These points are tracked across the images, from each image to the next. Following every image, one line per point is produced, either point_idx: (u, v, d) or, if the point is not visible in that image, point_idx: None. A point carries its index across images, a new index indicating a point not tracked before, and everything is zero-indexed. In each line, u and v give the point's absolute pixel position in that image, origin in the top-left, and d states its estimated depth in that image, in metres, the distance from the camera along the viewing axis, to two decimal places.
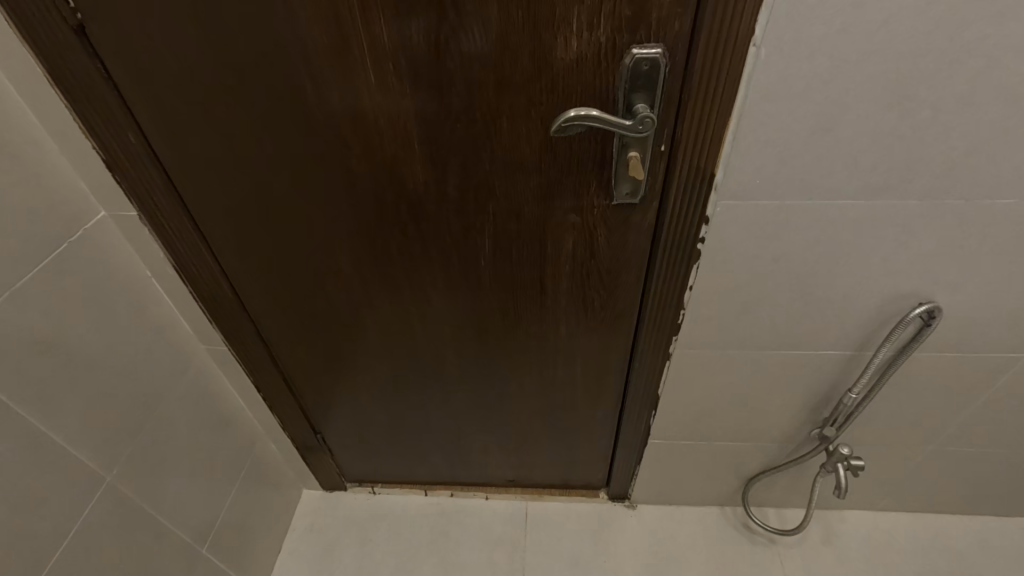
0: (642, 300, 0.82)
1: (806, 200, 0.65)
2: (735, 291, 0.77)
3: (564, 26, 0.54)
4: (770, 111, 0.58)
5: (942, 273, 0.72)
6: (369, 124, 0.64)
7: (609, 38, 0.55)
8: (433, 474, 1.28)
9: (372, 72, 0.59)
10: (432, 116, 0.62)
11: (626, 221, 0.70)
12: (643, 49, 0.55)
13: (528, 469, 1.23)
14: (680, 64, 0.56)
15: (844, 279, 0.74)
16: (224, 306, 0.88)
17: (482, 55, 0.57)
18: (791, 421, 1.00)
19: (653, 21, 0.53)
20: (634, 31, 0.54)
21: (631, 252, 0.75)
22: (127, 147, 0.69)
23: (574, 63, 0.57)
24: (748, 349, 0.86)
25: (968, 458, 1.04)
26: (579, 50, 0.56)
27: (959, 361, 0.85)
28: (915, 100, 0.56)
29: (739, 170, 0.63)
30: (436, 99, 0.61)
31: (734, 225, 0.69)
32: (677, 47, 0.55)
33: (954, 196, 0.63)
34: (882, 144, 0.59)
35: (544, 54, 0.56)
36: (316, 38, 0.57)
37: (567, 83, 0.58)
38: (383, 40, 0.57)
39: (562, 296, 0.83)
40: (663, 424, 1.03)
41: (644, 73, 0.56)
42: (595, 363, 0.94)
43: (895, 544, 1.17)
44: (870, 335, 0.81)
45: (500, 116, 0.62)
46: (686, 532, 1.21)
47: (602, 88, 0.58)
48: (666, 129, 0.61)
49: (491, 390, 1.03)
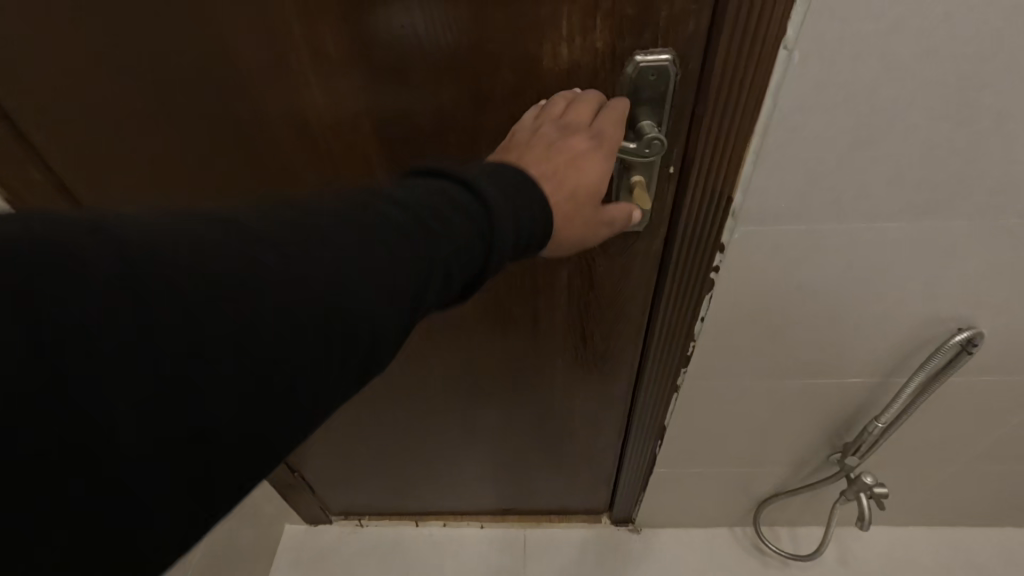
0: (647, 330, 0.73)
1: (838, 224, 0.56)
2: (751, 318, 0.69)
3: (552, 29, 0.44)
4: (800, 124, 0.48)
5: (987, 296, 0.63)
6: (322, 148, 0.53)
7: (609, 42, 0.44)
8: (424, 505, 1.20)
9: (320, 91, 0.49)
10: (397, 138, 0.52)
11: (629, 251, 0.61)
12: (649, 55, 0.45)
13: (525, 496, 1.16)
14: (694, 72, 0.46)
15: (876, 305, 0.65)
16: None
17: (453, 68, 0.47)
18: (808, 446, 0.92)
19: (662, 20, 0.43)
20: (637, 33, 0.44)
21: (636, 282, 0.65)
22: (32, 181, 0.59)
23: (566, 74, 0.47)
24: (763, 377, 0.78)
25: (995, 475, 0.97)
26: (573, 58, 0.45)
27: (996, 384, 0.77)
28: (977, 108, 0.46)
29: (761, 192, 0.54)
30: (402, 120, 0.51)
31: (753, 252, 0.60)
32: (691, 51, 0.45)
33: (1010, 213, 0.54)
34: (932, 159, 0.50)
35: (529, 64, 0.46)
36: (244, 51, 0.46)
37: (557, 98, 0.48)
38: (329, 51, 0.46)
39: (558, 328, 0.74)
40: (670, 451, 0.95)
41: (650, 84, 0.46)
42: (594, 393, 0.86)
43: (914, 562, 1.11)
44: (900, 361, 0.73)
45: (476, 138, 0.52)
46: (694, 557, 1.14)
47: (599, 102, 0.48)
48: (676, 149, 0.51)
49: (481, 420, 0.94)
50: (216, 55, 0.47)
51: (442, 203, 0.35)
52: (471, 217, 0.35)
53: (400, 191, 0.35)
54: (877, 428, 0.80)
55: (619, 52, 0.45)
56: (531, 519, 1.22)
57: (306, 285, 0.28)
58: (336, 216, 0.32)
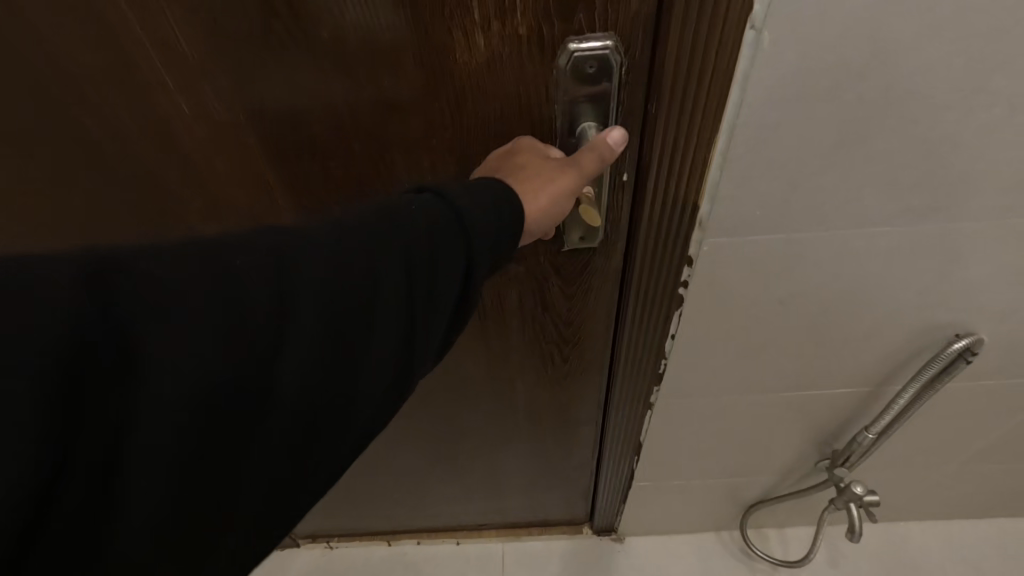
0: (614, 350, 0.65)
1: (822, 232, 0.48)
2: (728, 334, 0.62)
3: (462, 13, 0.35)
4: (776, 120, 0.40)
5: (988, 301, 0.56)
6: (201, 170, 0.44)
7: (535, 27, 0.36)
8: (395, 524, 1.14)
9: (184, 99, 0.39)
10: (293, 152, 0.43)
11: (583, 269, 0.53)
12: (585, 42, 0.36)
13: (501, 511, 1.10)
14: (644, 62, 0.37)
15: (866, 316, 0.58)
16: None
17: (345, 64, 0.37)
18: (795, 455, 0.86)
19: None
20: (568, 14, 0.35)
21: (594, 302, 0.57)
22: None
23: (485, 68, 0.38)
24: (745, 392, 0.71)
25: (991, 473, 0.91)
26: (491, 49, 0.37)
27: (994, 388, 0.71)
28: (988, 96, 0.38)
29: (732, 200, 0.46)
30: (292, 130, 0.41)
31: (726, 265, 0.52)
32: (637, 36, 0.36)
33: (1019, 213, 0.47)
34: (930, 156, 0.42)
35: (438, 57, 0.37)
36: (71, 55, 0.36)
37: (479, 98, 0.40)
38: (184, 49, 0.36)
39: (514, 351, 0.66)
40: (649, 466, 0.89)
41: (590, 79, 0.37)
42: (563, 413, 0.79)
43: (905, 560, 1.07)
44: (893, 370, 0.66)
45: (388, 147, 0.43)
46: (681, 566, 1.09)
47: (531, 101, 0.40)
48: (630, 156, 0.42)
49: (444, 445, 0.87)
50: (39, 60, 0.37)
51: (442, 227, 0.33)
52: (466, 249, 0.34)
53: (402, 208, 0.34)
54: (866, 438, 0.74)
55: (548, 39, 0.36)
56: (510, 532, 1.16)
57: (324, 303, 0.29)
58: (333, 246, 0.30)
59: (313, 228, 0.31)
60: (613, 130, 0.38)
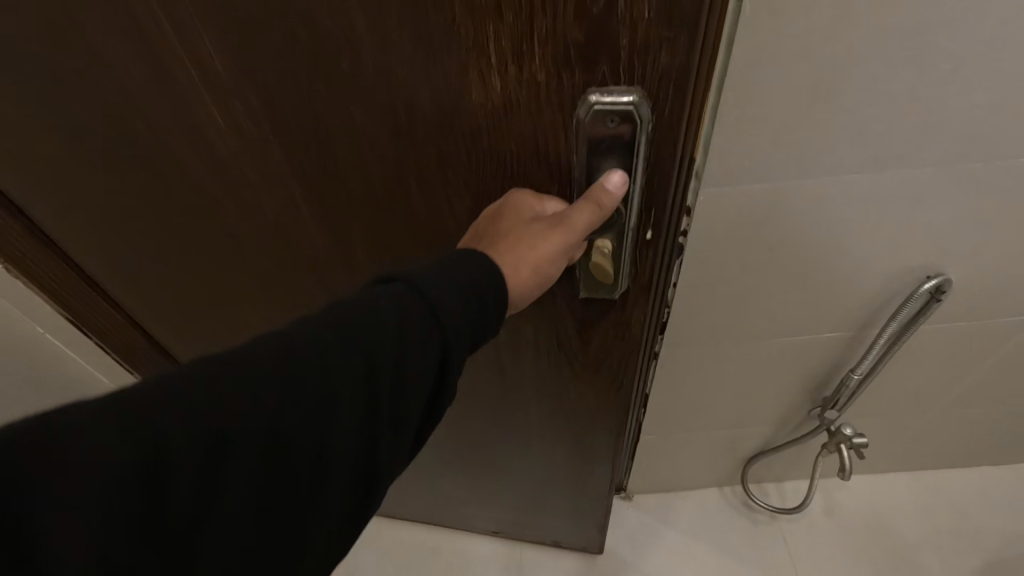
0: (625, 387, 0.68)
1: (801, 180, 0.55)
2: (723, 283, 0.69)
3: (479, 56, 0.36)
4: (760, 81, 0.47)
5: (954, 243, 0.63)
6: (236, 176, 0.48)
7: (554, 75, 0.36)
8: (410, 512, 1.20)
9: (219, 114, 0.43)
10: (311, 166, 0.46)
11: (610, 320, 0.56)
12: (605, 95, 0.36)
13: (517, 527, 1.15)
14: (671, 112, 0.37)
15: (846, 259, 0.65)
16: (134, 346, 0.76)
17: (363, 92, 0.39)
18: (791, 403, 0.93)
19: (623, 49, 0.34)
20: (590, 66, 0.35)
21: (608, 347, 0.60)
22: None
23: (502, 110, 0.38)
24: (742, 340, 0.78)
25: (972, 418, 0.99)
26: (508, 92, 0.37)
27: (968, 329, 0.78)
28: (935, 53, 0.45)
29: (723, 153, 0.53)
30: (310, 149, 0.45)
31: (721, 213, 0.60)
32: (663, 89, 0.36)
33: (972, 157, 0.54)
34: (893, 109, 0.49)
35: (453, 95, 0.38)
36: (128, 68, 0.41)
37: (495, 139, 0.40)
38: (217, 67, 0.40)
39: (528, 378, 0.70)
40: (654, 418, 0.96)
41: (612, 131, 0.38)
42: (578, 443, 0.81)
43: (898, 507, 1.13)
44: (873, 313, 0.73)
45: (404, 171, 0.45)
46: (686, 521, 1.16)
47: (549, 146, 0.40)
48: (655, 210, 0.44)
49: (465, 452, 0.92)
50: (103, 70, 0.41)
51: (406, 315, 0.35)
52: (437, 342, 0.35)
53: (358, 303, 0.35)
54: (852, 380, 0.81)
55: (573, 88, 0.37)
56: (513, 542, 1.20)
57: (270, 429, 0.32)
58: (280, 367, 0.32)
59: (264, 347, 0.33)
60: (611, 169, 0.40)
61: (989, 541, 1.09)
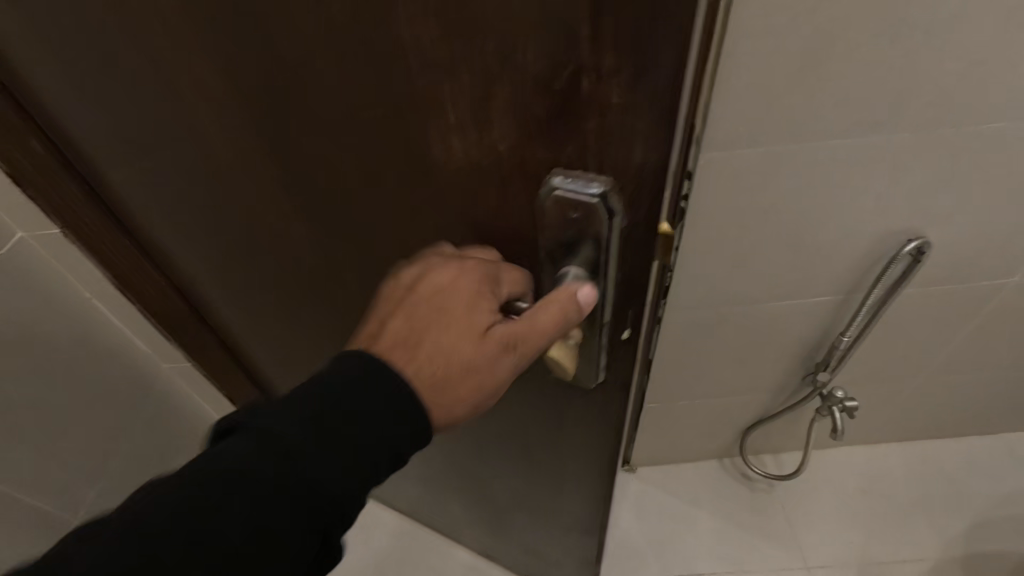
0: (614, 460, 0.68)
1: (790, 145, 0.61)
2: (723, 248, 0.75)
3: (443, 113, 0.37)
4: (753, 50, 0.53)
5: (931, 207, 0.69)
6: (238, 183, 0.51)
7: (518, 143, 0.37)
8: (415, 507, 1.24)
9: (218, 125, 0.46)
10: (299, 185, 0.48)
11: (594, 393, 0.57)
12: (572, 183, 0.38)
13: (505, 553, 1.17)
14: (639, 204, 0.38)
15: (835, 221, 0.71)
16: (180, 322, 0.79)
17: (339, 127, 0.42)
18: (786, 370, 0.99)
19: (590, 130, 0.35)
20: (557, 143, 0.36)
21: (598, 418, 0.61)
22: (48, 177, 0.60)
23: (470, 169, 0.40)
24: (740, 303, 0.84)
25: (956, 384, 1.04)
26: (473, 153, 0.39)
27: (949, 293, 0.84)
28: (906, 25, 0.51)
29: (721, 120, 0.59)
30: (300, 176, 0.47)
31: (721, 177, 0.65)
32: (633, 179, 0.37)
33: (945, 123, 0.60)
34: (872, 77, 0.55)
35: (421, 146, 0.40)
36: None
37: (464, 195, 0.42)
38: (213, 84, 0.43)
39: (511, 428, 0.72)
40: (657, 386, 1.02)
41: (578, 219, 0.39)
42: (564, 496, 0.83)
43: (890, 475, 1.19)
44: (861, 277, 0.79)
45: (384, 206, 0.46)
46: (687, 488, 1.21)
47: (520, 215, 0.42)
48: (626, 304, 0.46)
49: (460, 473, 0.95)
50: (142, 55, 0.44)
51: (280, 448, 0.35)
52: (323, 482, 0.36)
53: (229, 444, 0.36)
54: (843, 343, 0.87)
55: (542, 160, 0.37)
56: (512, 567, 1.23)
57: None
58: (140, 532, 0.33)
59: (133, 514, 0.34)
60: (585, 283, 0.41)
61: (977, 505, 1.15)
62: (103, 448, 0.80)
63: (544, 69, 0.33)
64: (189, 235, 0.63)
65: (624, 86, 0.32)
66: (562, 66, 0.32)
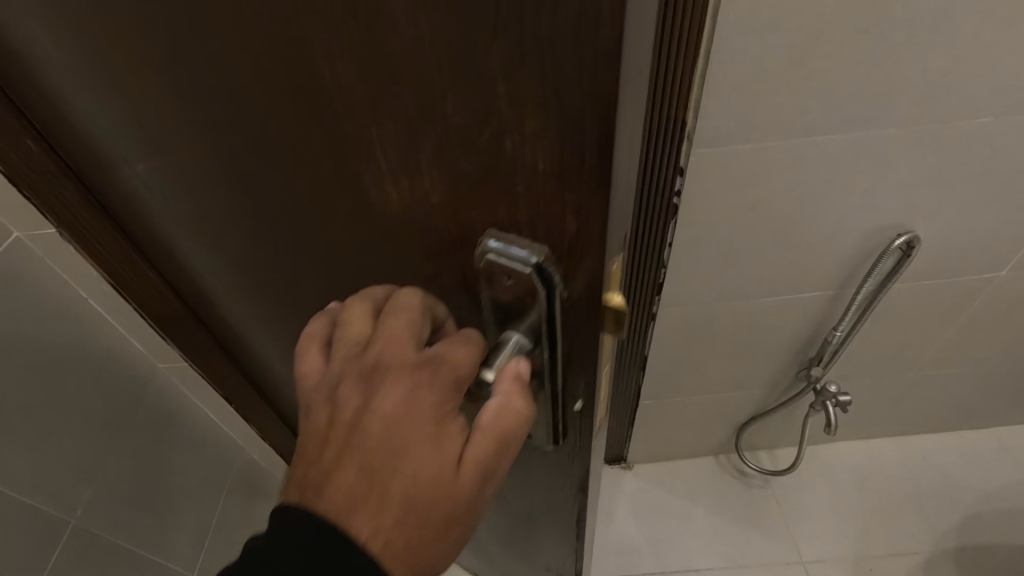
0: (580, 522, 0.63)
1: (780, 140, 0.62)
2: (716, 244, 0.76)
3: (356, 158, 0.28)
4: (742, 47, 0.54)
5: (918, 203, 0.71)
6: (182, 213, 0.44)
7: (449, 201, 0.28)
8: None
9: (138, 153, 0.38)
10: (233, 223, 0.40)
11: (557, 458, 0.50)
12: (508, 252, 0.29)
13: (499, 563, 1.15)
14: (585, 277, 0.30)
15: (824, 217, 0.72)
16: (178, 326, 0.75)
17: (249, 167, 0.33)
18: (780, 365, 0.99)
19: (518, 195, 0.27)
20: (489, 204, 0.28)
21: (556, 484, 0.55)
22: (32, 180, 0.56)
23: (398, 222, 0.31)
24: (732, 299, 0.85)
25: (946, 378, 1.06)
26: (397, 205, 0.30)
27: (938, 288, 0.85)
28: (891, 22, 0.52)
29: (711, 116, 0.60)
30: (224, 214, 0.40)
31: (712, 174, 0.66)
32: (580, 247, 0.28)
33: (931, 119, 0.61)
34: (859, 73, 0.56)
35: (339, 195, 0.31)
36: None
37: (395, 252, 0.34)
38: None
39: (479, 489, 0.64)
40: (652, 383, 1.03)
41: (514, 290, 0.31)
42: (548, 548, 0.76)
43: (884, 470, 1.20)
44: (852, 272, 0.80)
45: (319, 255, 0.38)
46: (684, 485, 1.22)
47: (455, 279, 0.33)
48: (576, 381, 0.38)
49: None
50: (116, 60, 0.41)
51: None
52: None
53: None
54: (836, 337, 0.87)
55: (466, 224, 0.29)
56: None
57: None
58: None
59: None
60: (522, 360, 0.33)
61: (970, 498, 1.15)
62: (99, 446, 0.80)
63: (458, 119, 0.24)
64: (168, 249, 0.58)
65: (553, 144, 0.24)
66: (477, 116, 0.24)
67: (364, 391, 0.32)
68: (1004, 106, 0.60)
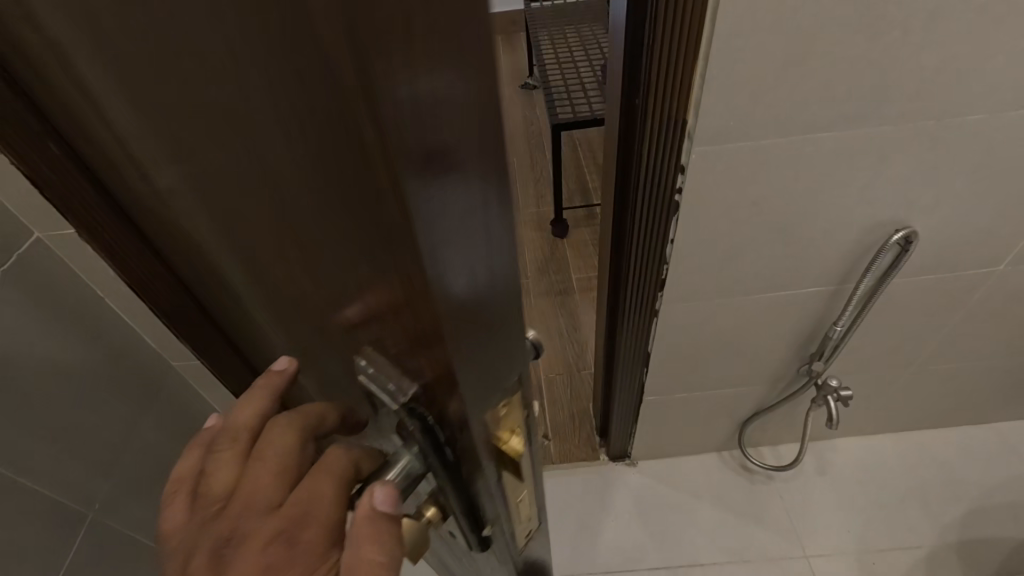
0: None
1: (779, 137, 0.64)
2: (716, 240, 0.77)
3: (245, 238, 0.27)
4: (741, 47, 0.55)
5: (916, 199, 0.72)
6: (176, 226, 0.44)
7: (325, 302, 0.27)
8: None
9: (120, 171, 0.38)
10: (202, 249, 0.40)
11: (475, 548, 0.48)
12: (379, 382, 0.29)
13: None
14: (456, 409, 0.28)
15: (822, 213, 0.73)
16: (199, 328, 0.75)
17: (184, 212, 0.32)
18: (781, 361, 1.01)
19: (375, 324, 0.25)
20: (354, 320, 0.26)
21: (491, 571, 0.53)
22: (48, 183, 0.57)
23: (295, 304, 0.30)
24: (733, 295, 0.86)
25: (946, 374, 1.07)
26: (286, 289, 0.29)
27: (937, 283, 0.86)
28: (885, 21, 0.54)
29: (712, 113, 0.61)
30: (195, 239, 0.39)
31: (712, 170, 0.67)
32: (443, 385, 0.26)
33: (926, 116, 0.62)
34: (854, 72, 0.58)
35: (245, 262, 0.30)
36: None
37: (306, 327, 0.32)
38: None
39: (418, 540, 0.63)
40: (656, 379, 1.04)
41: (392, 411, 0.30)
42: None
43: (886, 465, 1.21)
44: (852, 267, 0.82)
45: (260, 300, 0.37)
46: (688, 481, 1.23)
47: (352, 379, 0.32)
48: (482, 488, 0.37)
49: None
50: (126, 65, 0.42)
51: None
52: None
53: None
54: (836, 332, 0.89)
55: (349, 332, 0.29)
56: None
57: None
58: None
59: None
60: (375, 490, 0.30)
61: (971, 492, 1.16)
62: (113, 442, 0.81)
63: (312, 243, 0.23)
64: (182, 255, 0.58)
65: (386, 289, 0.22)
66: (319, 243, 0.22)
67: (215, 564, 0.30)
68: (999, 103, 0.61)
